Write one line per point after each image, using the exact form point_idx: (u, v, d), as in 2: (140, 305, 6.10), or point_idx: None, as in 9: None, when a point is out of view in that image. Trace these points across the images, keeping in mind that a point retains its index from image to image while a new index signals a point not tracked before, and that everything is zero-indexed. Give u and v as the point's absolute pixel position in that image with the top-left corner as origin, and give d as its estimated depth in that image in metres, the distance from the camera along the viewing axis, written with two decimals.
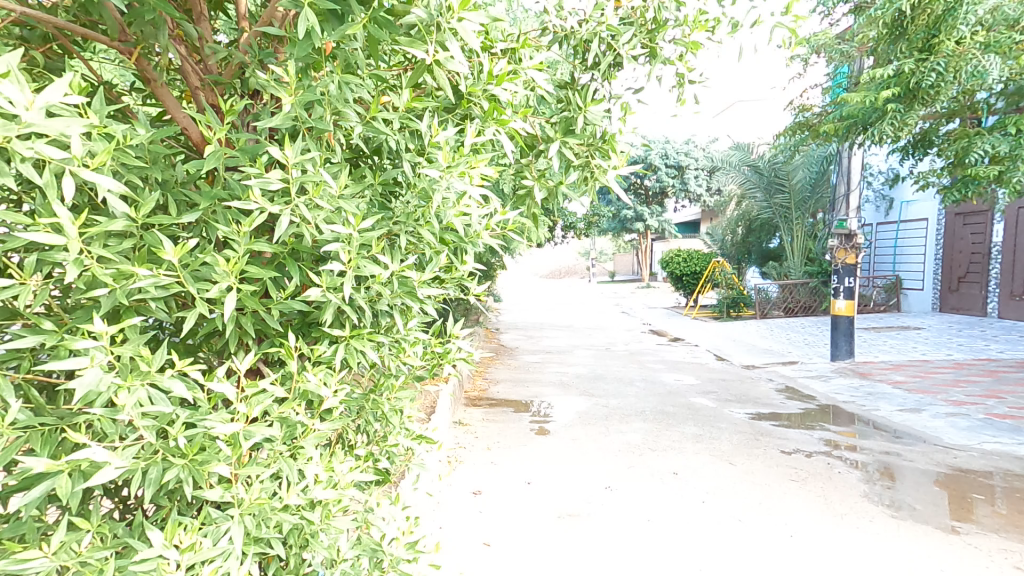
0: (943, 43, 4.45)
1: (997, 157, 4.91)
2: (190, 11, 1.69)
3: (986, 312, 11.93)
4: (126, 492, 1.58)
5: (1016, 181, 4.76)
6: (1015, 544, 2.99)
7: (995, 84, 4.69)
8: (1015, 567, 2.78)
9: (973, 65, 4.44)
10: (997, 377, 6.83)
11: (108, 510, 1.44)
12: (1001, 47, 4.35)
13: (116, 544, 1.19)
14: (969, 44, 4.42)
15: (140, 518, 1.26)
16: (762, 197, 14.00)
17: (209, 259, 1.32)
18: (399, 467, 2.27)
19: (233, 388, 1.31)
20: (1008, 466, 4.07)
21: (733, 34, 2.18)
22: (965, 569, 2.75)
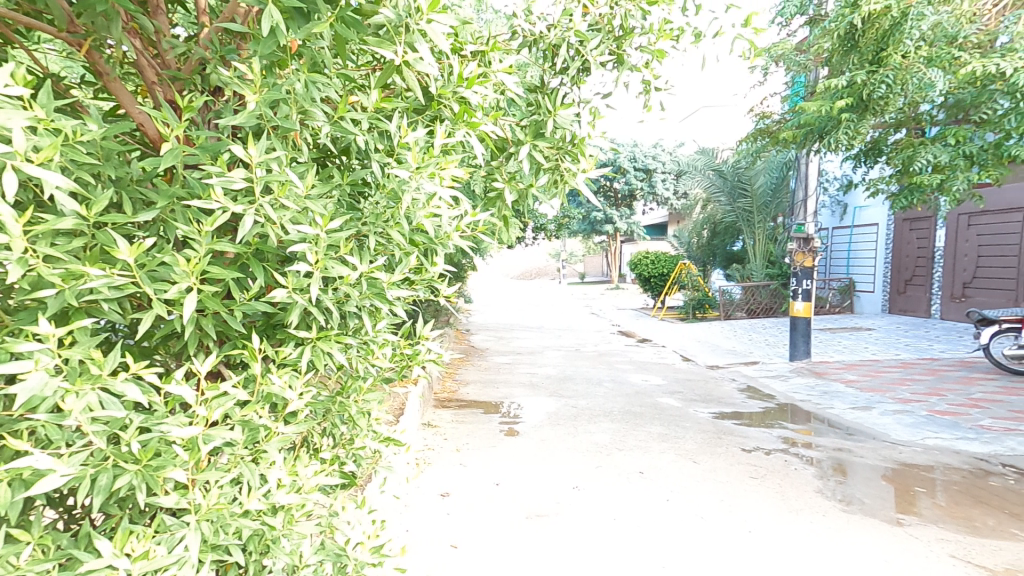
0: (891, 57, 4.67)
1: (939, 167, 5.17)
2: (145, 4, 1.65)
3: (930, 313, 12.40)
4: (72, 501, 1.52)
5: (956, 190, 5.03)
6: (953, 534, 3.15)
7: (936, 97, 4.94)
8: (950, 555, 2.93)
9: (918, 77, 4.66)
10: (939, 375, 7.19)
11: (51, 522, 1.40)
12: (942, 62, 4.59)
13: (59, 556, 1.15)
14: (913, 58, 4.66)
15: (87, 527, 1.21)
16: (726, 201, 14.39)
17: (168, 259, 1.28)
18: (367, 470, 2.24)
19: (193, 391, 1.28)
20: (947, 460, 4.28)
21: (696, 44, 2.24)
22: (906, 559, 2.89)
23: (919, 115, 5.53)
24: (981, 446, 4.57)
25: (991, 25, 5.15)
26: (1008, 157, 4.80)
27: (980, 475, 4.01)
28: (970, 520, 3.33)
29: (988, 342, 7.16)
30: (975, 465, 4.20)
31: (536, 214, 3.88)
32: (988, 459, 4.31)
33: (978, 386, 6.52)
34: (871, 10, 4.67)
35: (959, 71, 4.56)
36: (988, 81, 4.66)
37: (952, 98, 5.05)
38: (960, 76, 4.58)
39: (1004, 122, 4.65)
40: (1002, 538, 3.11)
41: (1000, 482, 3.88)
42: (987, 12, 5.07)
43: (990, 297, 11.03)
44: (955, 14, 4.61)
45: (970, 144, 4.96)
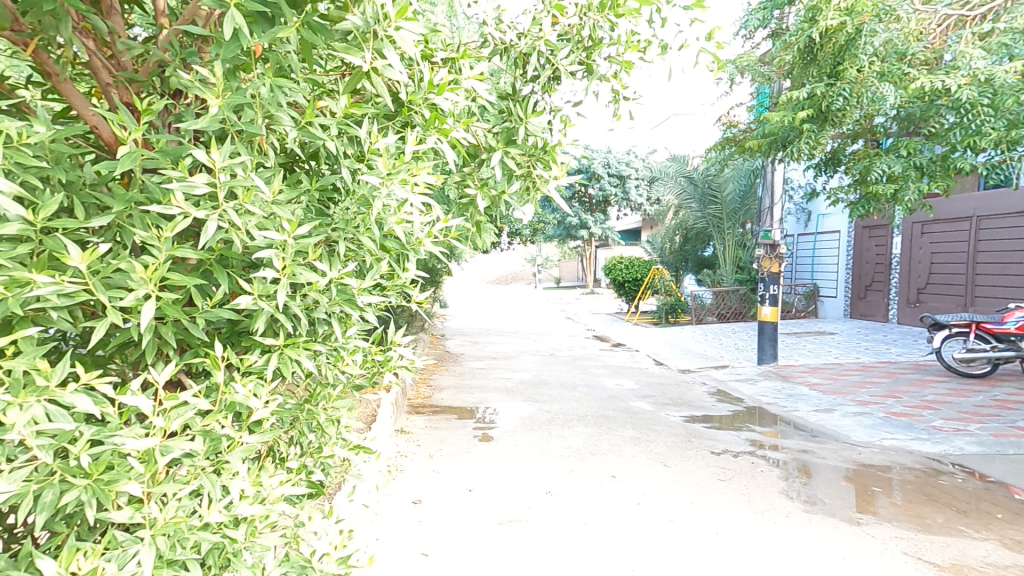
0: (847, 71, 4.87)
1: (893, 177, 5.38)
2: (99, 3, 1.62)
3: (888, 318, 12.87)
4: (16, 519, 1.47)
5: (908, 200, 5.25)
6: (908, 532, 3.26)
7: (890, 110, 5.14)
8: (903, 552, 3.03)
9: (872, 91, 4.85)
10: (896, 378, 7.45)
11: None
12: (894, 77, 4.78)
13: None
14: (868, 73, 4.86)
15: (31, 546, 1.17)
16: (697, 207, 14.68)
17: (124, 265, 1.25)
18: (335, 479, 2.22)
19: (149, 401, 1.25)
20: (902, 460, 4.43)
21: (663, 55, 2.29)
22: (862, 557, 2.98)
23: (874, 127, 5.75)
24: (933, 446, 4.74)
25: (938, 43, 5.41)
26: (954, 169, 5.01)
27: (932, 474, 4.16)
28: (922, 518, 3.45)
29: (940, 346, 7.43)
30: (927, 464, 4.36)
31: (508, 221, 3.91)
32: (940, 458, 4.47)
33: (931, 388, 6.77)
34: (827, 25, 4.85)
35: (909, 85, 4.77)
36: (935, 96, 4.88)
37: (904, 112, 5.28)
38: (910, 91, 4.79)
39: (951, 135, 4.88)
40: (951, 535, 3.23)
41: (950, 481, 4.03)
42: (934, 30, 5.32)
43: (943, 302, 11.45)
44: (904, 32, 4.87)
45: (921, 156, 5.18)
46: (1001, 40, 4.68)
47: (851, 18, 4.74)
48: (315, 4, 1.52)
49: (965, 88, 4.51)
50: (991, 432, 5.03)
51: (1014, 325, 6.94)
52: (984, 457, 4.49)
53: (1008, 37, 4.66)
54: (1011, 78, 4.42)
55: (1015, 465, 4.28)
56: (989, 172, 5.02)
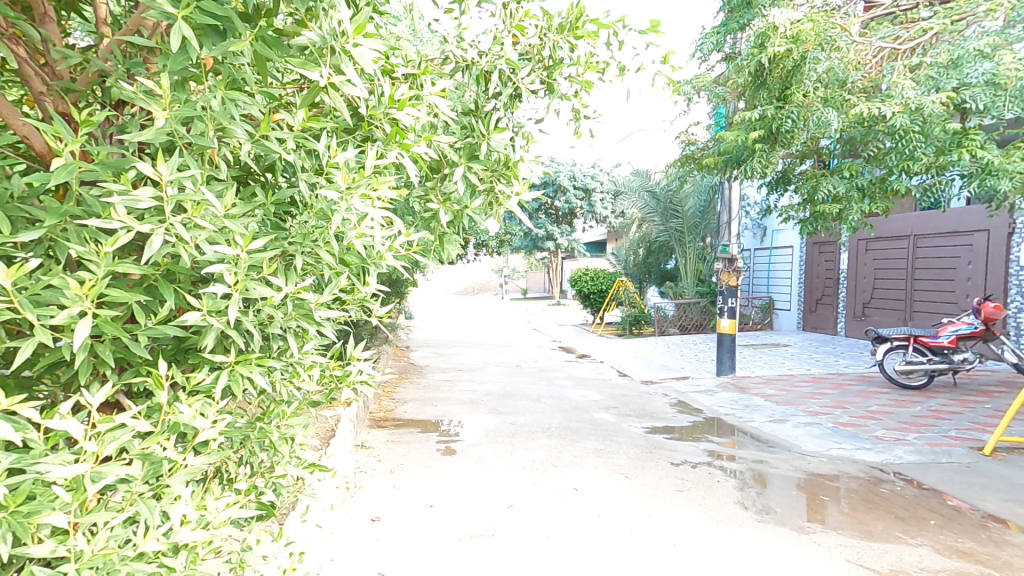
0: (794, 95, 5.12)
1: (838, 197, 5.65)
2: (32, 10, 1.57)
3: (837, 330, 13.43)
4: None
5: (851, 219, 5.51)
6: (852, 539, 3.37)
7: (834, 134, 5.39)
8: (846, 560, 3.13)
9: (817, 115, 5.10)
10: (844, 389, 7.75)
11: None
12: (837, 102, 5.04)
13: None
14: (812, 97, 5.11)
15: None
16: (659, 221, 15.01)
17: (56, 281, 1.20)
18: (288, 499, 2.15)
19: (80, 425, 1.20)
20: (848, 469, 4.59)
21: (621, 76, 2.34)
22: (810, 565, 3.06)
23: (820, 149, 6.02)
24: (876, 455, 4.94)
25: (874, 73, 5.74)
26: (891, 191, 5.34)
27: (875, 483, 4.33)
28: (865, 525, 3.58)
29: (882, 358, 7.78)
30: (870, 473, 4.54)
31: (468, 236, 3.92)
32: (882, 467, 4.66)
33: (875, 399, 7.07)
34: (775, 51, 5.08)
35: (849, 111, 5.03)
36: (872, 123, 5.16)
37: (846, 136, 5.55)
38: (850, 116, 5.05)
39: (888, 159, 5.20)
40: (891, 541, 3.35)
41: (891, 489, 4.20)
42: (870, 60, 5.65)
43: (886, 315, 12.00)
44: (844, 61, 5.14)
45: (862, 178, 5.47)
46: (929, 72, 5.00)
47: (797, 46, 4.99)
48: (270, 18, 1.50)
49: (899, 115, 4.79)
50: (927, 441, 5.27)
51: (947, 338, 7.39)
52: (921, 465, 4.70)
53: (935, 70, 4.99)
54: (939, 107, 4.72)
55: (949, 473, 4.49)
56: (922, 195, 5.33)
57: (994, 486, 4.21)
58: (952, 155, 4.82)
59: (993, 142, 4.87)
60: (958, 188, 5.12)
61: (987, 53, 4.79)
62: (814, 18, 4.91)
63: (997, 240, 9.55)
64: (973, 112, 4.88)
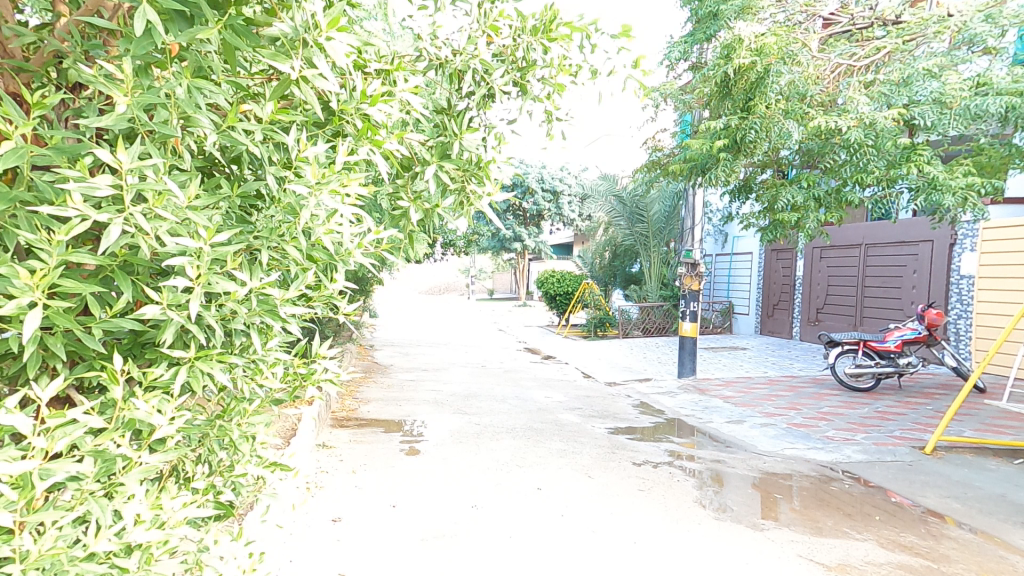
0: (757, 105, 5.28)
1: (796, 207, 5.85)
2: None
3: (792, 335, 13.94)
4: None
5: (808, 228, 5.72)
6: (803, 535, 3.51)
7: (794, 145, 5.60)
8: (797, 555, 3.25)
9: (779, 127, 5.30)
10: (797, 391, 8.06)
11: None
12: (797, 115, 5.26)
13: None
14: (774, 110, 5.28)
15: None
16: (625, 225, 15.24)
17: (3, 270, 1.14)
18: (246, 498, 2.11)
19: (27, 421, 1.15)
20: (800, 468, 4.78)
21: (593, 80, 2.39)
22: (763, 560, 3.16)
23: (780, 159, 6.24)
24: (827, 454, 5.15)
25: (831, 87, 5.99)
26: (845, 201, 5.59)
27: (825, 481, 4.52)
28: (816, 521, 3.73)
29: (833, 361, 8.10)
30: (820, 471, 4.74)
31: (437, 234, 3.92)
32: (832, 465, 4.87)
33: (826, 401, 7.37)
34: (740, 63, 5.23)
35: (809, 124, 5.23)
36: (830, 136, 5.40)
37: (804, 147, 5.76)
38: (809, 128, 5.26)
39: (843, 171, 5.45)
40: (839, 537, 3.50)
41: (840, 487, 4.39)
42: (829, 75, 5.90)
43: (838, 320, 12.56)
44: (803, 76, 5.35)
45: (818, 188, 5.69)
46: (882, 90, 5.27)
47: (760, 59, 5.17)
48: (240, 7, 1.46)
49: (853, 129, 5.03)
50: (873, 441, 5.53)
51: (893, 343, 7.78)
52: (868, 464, 4.93)
53: (887, 87, 5.27)
54: (890, 123, 4.98)
55: (893, 471, 4.73)
56: (873, 206, 5.60)
57: (933, 483, 4.46)
58: (901, 169, 5.08)
59: (938, 158, 5.17)
60: (906, 201, 5.41)
61: (935, 73, 5.10)
62: (776, 33, 5.09)
63: (940, 251, 10.09)
64: (921, 128, 5.14)
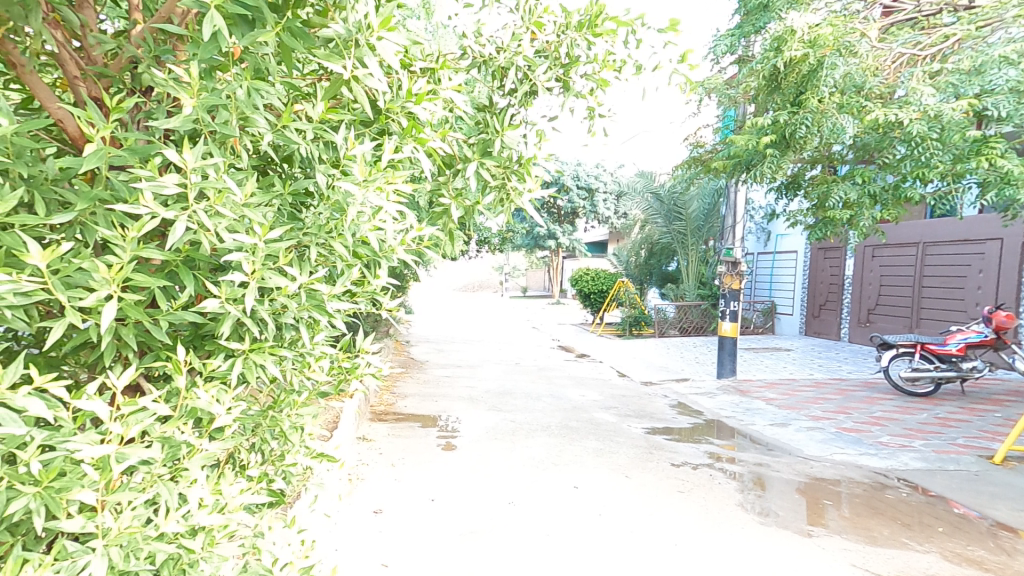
0: (809, 100, 5.13)
1: (848, 204, 5.64)
2: None
3: (840, 336, 13.48)
4: None
5: (862, 226, 5.51)
6: (856, 544, 3.40)
7: (847, 139, 5.38)
8: (852, 564, 3.15)
9: (832, 122, 5.10)
10: (846, 394, 7.78)
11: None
12: (852, 108, 5.06)
13: None
14: (828, 103, 5.09)
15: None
16: (662, 223, 14.98)
17: (86, 264, 1.21)
18: (295, 487, 2.17)
19: (106, 406, 1.22)
20: (851, 475, 4.62)
21: (637, 75, 2.37)
22: (813, 568, 3.08)
23: (832, 154, 6.02)
24: (881, 460, 4.97)
25: (892, 79, 5.68)
26: (904, 198, 5.33)
27: (879, 488, 4.36)
28: (870, 530, 3.60)
29: (888, 364, 7.80)
30: (874, 478, 4.57)
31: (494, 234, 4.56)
32: (886, 472, 4.69)
33: (879, 405, 7.09)
34: (792, 55, 5.09)
35: (865, 118, 5.01)
36: (889, 129, 5.17)
37: (860, 141, 5.54)
38: (866, 122, 5.04)
39: (902, 166, 5.21)
40: (897, 547, 3.38)
41: (896, 495, 4.23)
42: (887, 66, 5.57)
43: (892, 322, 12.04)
44: (861, 66, 5.06)
45: (875, 184, 5.47)
46: (950, 79, 5.00)
47: (814, 50, 4.98)
48: (297, 9, 1.50)
49: (916, 122, 4.79)
50: (933, 449, 5.30)
51: (955, 346, 7.39)
52: (927, 472, 4.72)
53: (956, 77, 4.99)
54: (958, 115, 4.71)
55: (956, 481, 4.52)
56: (936, 202, 5.34)
57: (1002, 495, 4.24)
58: (970, 163, 4.78)
59: (1011, 151, 4.86)
60: (973, 197, 5.14)
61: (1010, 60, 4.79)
62: (833, 23, 4.91)
63: (1010, 250, 9.57)
64: (993, 120, 4.86)
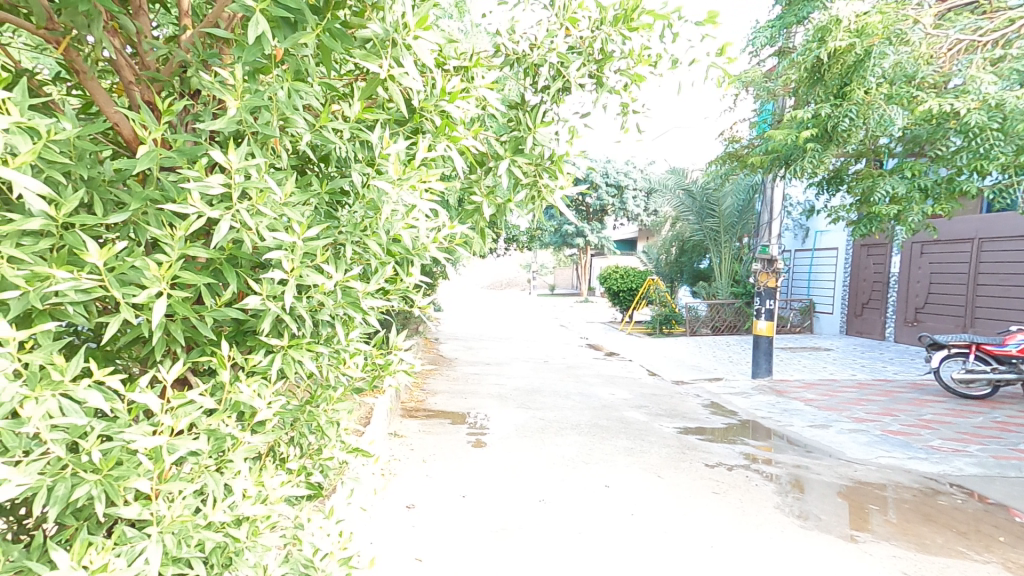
0: (854, 91, 4.96)
1: (896, 198, 5.41)
2: (126, 4, 1.64)
3: (885, 336, 13.02)
4: (24, 509, 1.50)
5: (911, 221, 5.29)
6: (905, 551, 3.28)
7: (895, 132, 5.17)
8: (901, 572, 3.04)
9: (879, 113, 4.92)
10: (891, 396, 7.51)
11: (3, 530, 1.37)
12: (901, 99, 4.86)
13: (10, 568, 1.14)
14: (875, 94, 4.92)
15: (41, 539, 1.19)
16: (694, 220, 14.74)
17: (138, 263, 1.25)
18: (331, 481, 2.21)
19: (157, 399, 1.26)
20: (898, 479, 4.46)
21: (673, 69, 2.32)
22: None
23: (878, 147, 5.81)
24: (931, 465, 4.78)
25: (947, 68, 5.40)
26: (959, 192, 5.08)
27: (930, 494, 4.20)
28: (921, 537, 3.47)
29: (939, 365, 7.51)
30: (924, 484, 4.39)
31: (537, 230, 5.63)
32: (937, 477, 4.51)
33: (929, 407, 6.82)
34: (836, 46, 4.89)
35: (916, 108, 4.79)
36: (942, 120, 4.93)
37: (909, 134, 5.31)
38: (917, 113, 4.82)
39: (958, 158, 4.88)
40: (950, 556, 3.25)
41: (948, 501, 4.06)
42: (945, 53, 5.26)
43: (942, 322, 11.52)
44: (914, 56, 4.95)
45: (925, 178, 5.22)
46: (1015, 65, 4.69)
47: (860, 40, 4.82)
48: (337, 11, 1.52)
49: (975, 112, 4.51)
50: (989, 454, 5.07)
51: (1015, 347, 7.00)
52: (983, 478, 4.53)
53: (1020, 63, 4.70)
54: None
55: (1017, 488, 4.32)
56: (993, 196, 5.09)
57: None
58: None
59: None
60: None
61: None
62: (882, 11, 4.71)
63: None
64: None
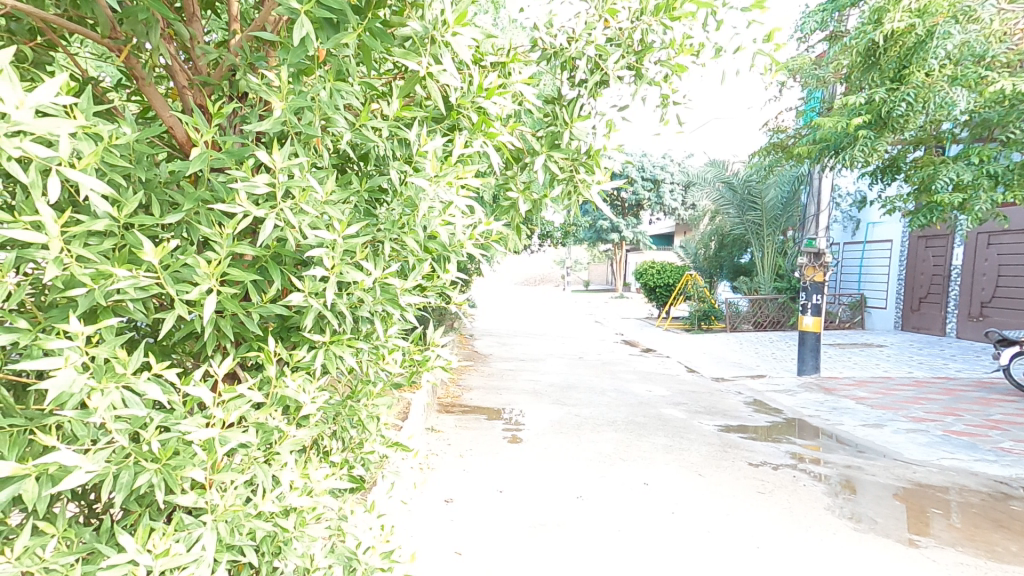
0: (913, 74, 4.72)
1: (960, 186, 5.11)
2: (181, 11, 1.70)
3: (946, 333, 12.31)
4: (93, 494, 1.58)
5: (978, 210, 4.99)
6: (971, 557, 3.11)
7: (959, 116, 4.89)
8: None
9: (941, 96, 4.66)
10: (952, 395, 7.12)
11: (74, 514, 1.44)
12: (967, 81, 4.58)
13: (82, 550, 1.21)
14: (937, 76, 4.66)
15: (108, 524, 1.26)
16: (735, 213, 14.38)
17: (190, 260, 1.28)
18: (372, 474, 2.24)
19: (210, 392, 1.30)
20: (964, 482, 4.23)
21: (716, 58, 2.24)
22: None
23: (940, 133, 5.49)
24: (999, 468, 4.52)
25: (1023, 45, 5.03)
26: None
27: (1000, 499, 3.96)
28: (990, 544, 3.29)
29: (1009, 363, 7.09)
30: (993, 488, 4.15)
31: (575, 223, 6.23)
32: (1007, 482, 4.26)
33: (997, 407, 6.44)
34: (894, 27, 4.67)
35: (986, 90, 4.50)
36: (1016, 101, 4.59)
37: (977, 118, 4.98)
38: (986, 95, 4.53)
39: None
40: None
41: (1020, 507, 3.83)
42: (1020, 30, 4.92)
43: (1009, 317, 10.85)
44: (983, 34, 4.53)
45: (995, 164, 4.90)
46: None
47: (922, 19, 4.52)
48: (377, 10, 1.53)
49: None
50: None
51: None
52: None
53: None
54: None
55: None
56: None
57: None
58: None
59: None
60: None
61: None
62: None
63: None
64: None
